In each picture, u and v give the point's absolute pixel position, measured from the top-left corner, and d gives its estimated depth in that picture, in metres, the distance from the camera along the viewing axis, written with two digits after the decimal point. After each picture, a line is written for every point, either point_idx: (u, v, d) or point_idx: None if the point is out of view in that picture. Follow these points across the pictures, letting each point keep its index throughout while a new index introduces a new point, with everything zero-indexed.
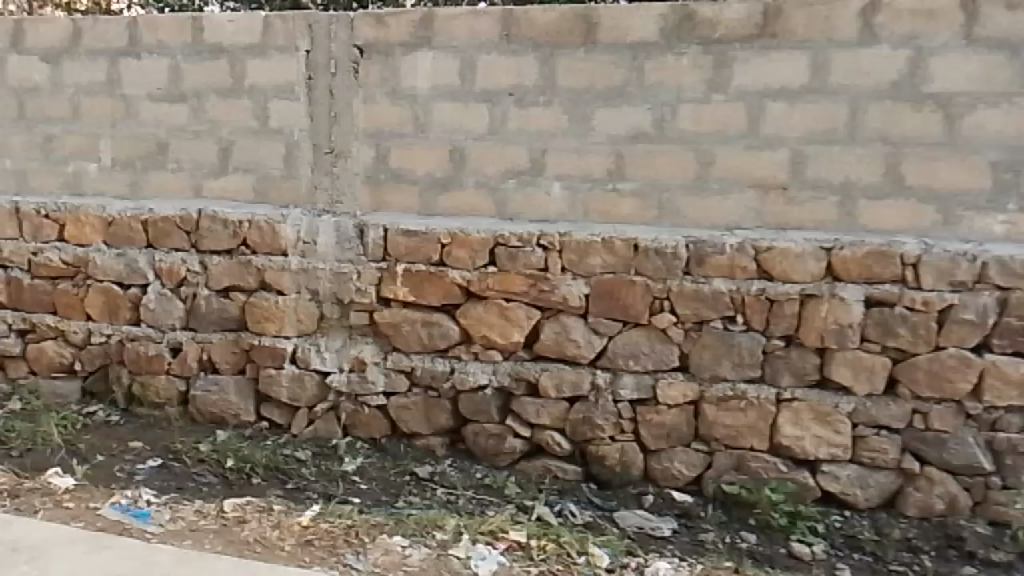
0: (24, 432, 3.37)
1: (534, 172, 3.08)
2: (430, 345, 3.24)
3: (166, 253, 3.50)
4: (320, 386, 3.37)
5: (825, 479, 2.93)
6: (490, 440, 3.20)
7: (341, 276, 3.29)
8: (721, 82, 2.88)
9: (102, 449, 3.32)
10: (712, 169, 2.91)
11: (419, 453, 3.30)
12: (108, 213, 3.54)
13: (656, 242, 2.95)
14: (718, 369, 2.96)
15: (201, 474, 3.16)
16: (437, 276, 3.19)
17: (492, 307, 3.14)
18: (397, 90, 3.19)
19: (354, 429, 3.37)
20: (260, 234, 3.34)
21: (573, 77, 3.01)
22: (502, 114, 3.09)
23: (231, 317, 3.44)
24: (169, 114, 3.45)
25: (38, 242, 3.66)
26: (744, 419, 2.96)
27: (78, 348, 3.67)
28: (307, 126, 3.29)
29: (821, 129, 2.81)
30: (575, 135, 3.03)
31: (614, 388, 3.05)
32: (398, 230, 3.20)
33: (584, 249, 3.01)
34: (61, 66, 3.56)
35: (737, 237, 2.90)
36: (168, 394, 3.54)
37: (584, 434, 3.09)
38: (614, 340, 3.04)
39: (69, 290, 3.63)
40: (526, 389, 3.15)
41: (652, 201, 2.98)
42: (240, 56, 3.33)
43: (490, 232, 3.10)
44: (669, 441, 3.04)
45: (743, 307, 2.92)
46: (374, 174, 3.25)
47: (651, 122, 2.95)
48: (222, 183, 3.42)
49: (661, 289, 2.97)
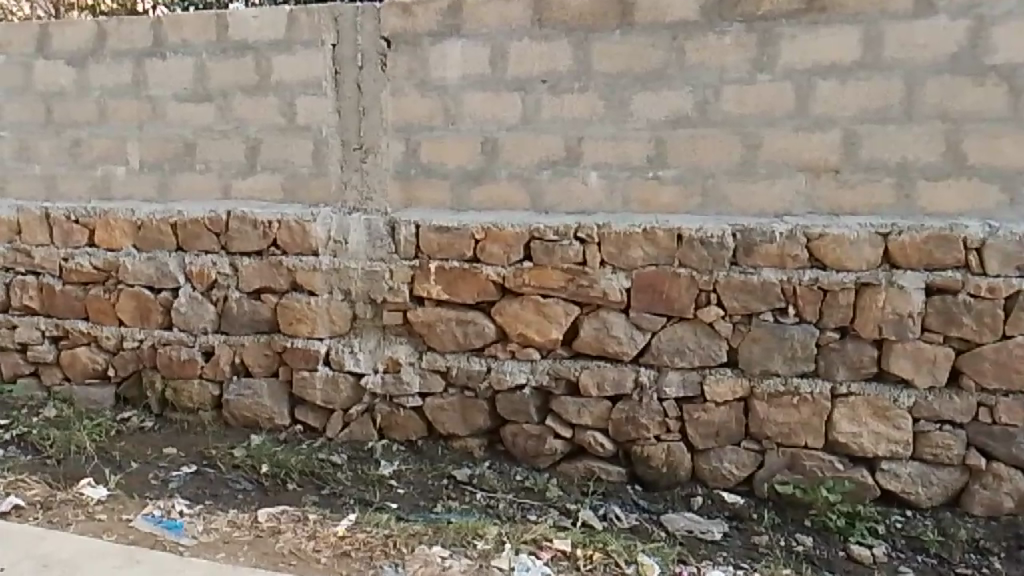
0: (58, 440, 3.34)
1: (569, 161, 2.96)
2: (466, 343, 3.13)
3: (196, 256, 3.43)
4: (354, 388, 3.28)
5: (885, 477, 2.76)
6: (530, 441, 3.08)
7: (373, 275, 3.19)
8: (766, 61, 2.72)
9: (137, 456, 3.27)
10: (758, 153, 2.76)
11: (456, 455, 3.20)
12: (137, 216, 3.49)
13: (701, 231, 2.81)
14: (769, 364, 2.81)
15: (236, 479, 3.09)
16: (471, 272, 3.08)
17: (529, 304, 3.02)
18: (426, 81, 3.09)
19: (389, 431, 3.28)
20: (290, 233, 3.26)
21: (609, 62, 2.87)
22: (535, 103, 2.97)
23: (263, 319, 3.36)
24: (196, 114, 3.39)
25: (68, 248, 3.62)
26: (797, 416, 2.81)
27: (111, 354, 3.63)
28: (335, 122, 3.20)
29: (874, 106, 2.65)
30: (612, 121, 2.90)
31: (659, 386, 2.92)
32: (430, 226, 3.10)
33: (624, 241, 2.88)
34: (87, 69, 3.51)
35: (786, 224, 2.75)
36: (202, 398, 3.49)
37: (628, 434, 2.97)
38: (658, 335, 2.91)
39: (101, 295, 3.59)
40: (566, 388, 3.03)
41: (695, 189, 2.84)
42: (266, 52, 3.25)
43: (526, 225, 2.99)
44: (718, 440, 2.90)
45: (794, 298, 2.77)
46: (404, 169, 3.15)
47: (693, 106, 2.81)
48: (250, 183, 3.35)
49: (707, 281, 2.83)
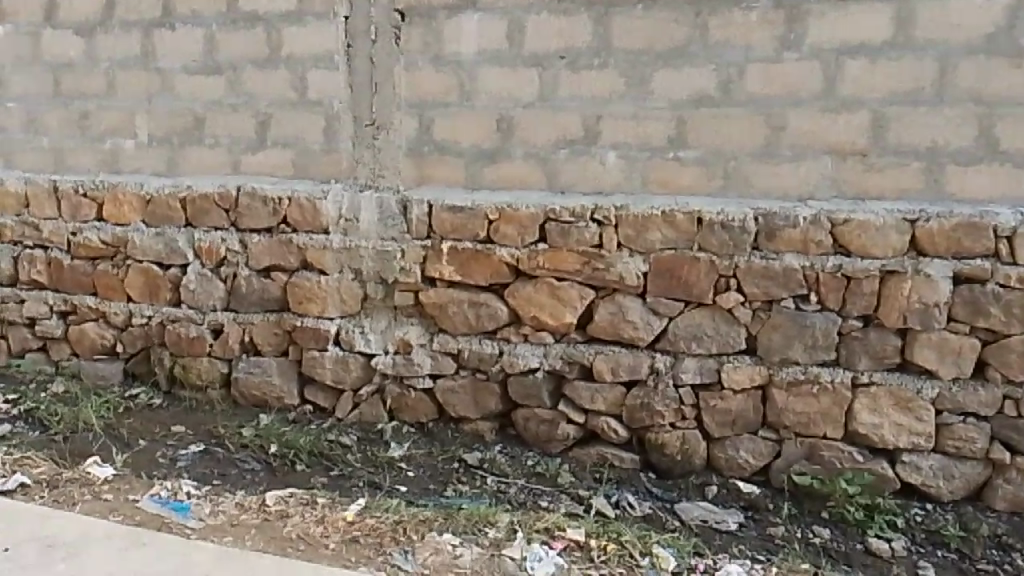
0: (67, 416, 3.31)
1: (587, 141, 2.88)
2: (478, 326, 3.07)
3: (205, 232, 3.38)
4: (364, 368, 3.23)
5: (906, 470, 2.70)
6: (542, 426, 3.03)
7: (385, 255, 3.13)
8: (794, 38, 2.63)
9: (145, 433, 3.24)
10: (783, 135, 2.68)
11: (467, 438, 3.15)
12: (146, 191, 3.43)
13: (722, 215, 2.73)
14: (788, 352, 2.75)
15: (244, 460, 3.05)
16: (485, 253, 3.01)
17: (544, 287, 2.96)
18: (441, 56, 3.00)
19: (399, 413, 3.23)
20: (300, 211, 3.20)
21: (630, 38, 2.78)
22: (553, 79, 2.89)
23: (272, 298, 3.31)
24: (205, 87, 3.32)
25: (77, 222, 3.57)
26: (816, 406, 2.75)
27: (119, 330, 3.60)
28: (347, 97, 3.12)
29: (905, 88, 2.55)
30: (633, 100, 2.81)
31: (675, 373, 2.86)
32: (443, 205, 3.03)
33: (642, 223, 2.81)
34: (95, 39, 3.44)
35: (810, 209, 2.66)
36: (211, 376, 3.45)
37: (642, 420, 2.91)
38: (675, 321, 2.84)
39: (109, 270, 3.55)
40: (580, 372, 2.97)
41: (716, 170, 2.76)
42: (277, 24, 3.17)
43: (541, 206, 2.91)
44: (735, 428, 2.84)
45: (817, 285, 2.69)
46: (417, 146, 3.08)
47: (716, 85, 2.72)
48: (260, 158, 3.29)
49: (727, 267, 2.75)
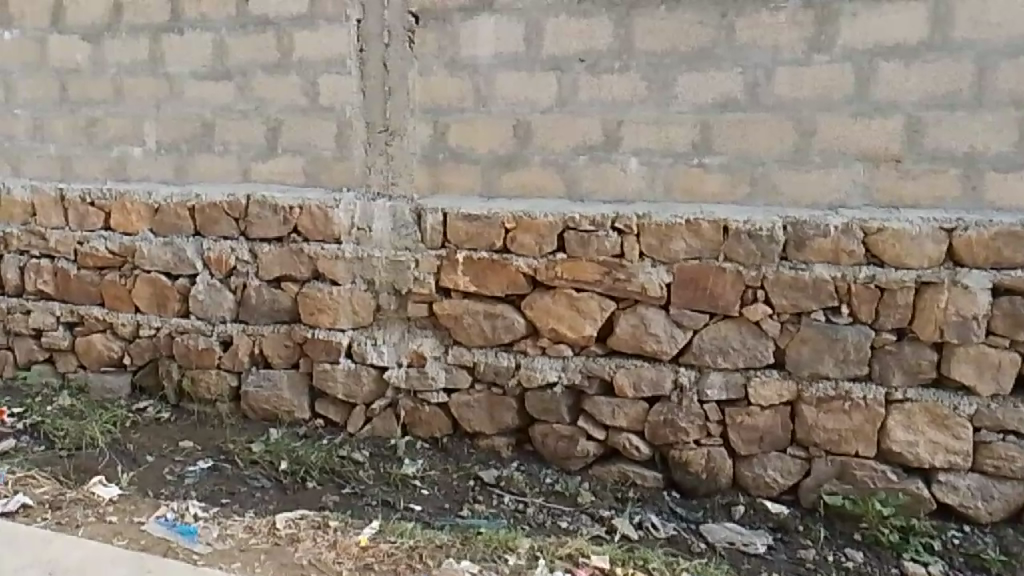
0: (72, 431, 3.24)
1: (608, 147, 2.78)
2: (494, 338, 2.97)
3: (214, 242, 3.29)
4: (377, 382, 3.14)
5: (942, 490, 2.58)
6: (561, 442, 2.93)
7: (398, 265, 3.04)
8: (824, 40, 2.52)
9: (152, 449, 3.16)
10: (813, 140, 2.57)
11: (482, 454, 3.05)
12: (154, 199, 3.35)
13: (749, 223, 2.62)
14: (819, 367, 2.63)
15: (254, 477, 2.96)
16: (501, 263, 2.91)
17: (562, 298, 2.86)
18: (456, 60, 2.91)
19: (413, 428, 3.13)
20: (312, 219, 3.11)
21: (653, 40, 2.68)
22: (572, 83, 2.79)
23: (283, 309, 3.22)
24: (215, 93, 3.24)
25: (84, 231, 3.50)
26: (848, 423, 2.63)
27: (127, 342, 3.52)
28: (359, 102, 3.03)
29: (942, 91, 2.44)
30: (655, 104, 2.71)
31: (700, 388, 2.75)
32: (458, 214, 2.94)
33: (665, 232, 2.70)
34: (102, 44, 3.37)
35: (842, 217, 2.55)
36: (220, 390, 3.36)
37: (666, 437, 2.80)
38: (699, 334, 2.73)
39: (117, 281, 3.47)
40: (600, 387, 2.87)
41: (742, 177, 2.65)
42: (288, 27, 3.09)
43: (560, 214, 2.81)
44: (762, 446, 2.72)
45: (848, 297, 2.58)
46: (432, 153, 2.99)
47: (743, 89, 2.62)
48: (271, 165, 3.20)
49: (754, 277, 2.64)
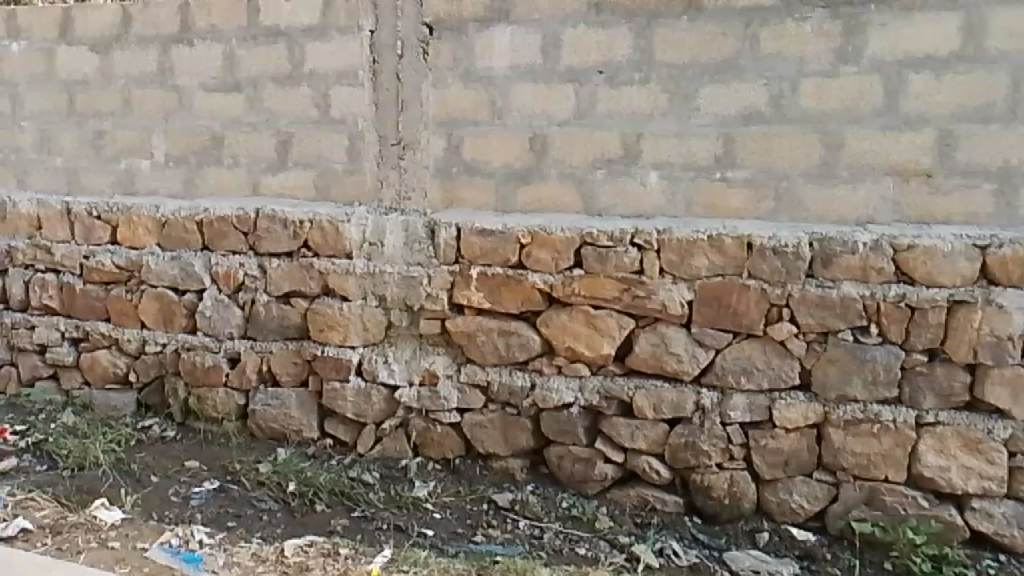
0: (75, 450, 3.16)
1: (627, 160, 2.70)
2: (509, 357, 2.89)
3: (222, 256, 3.22)
4: (388, 401, 3.05)
5: (976, 518, 2.47)
6: (578, 465, 2.83)
7: (410, 281, 2.96)
8: (852, 51, 2.45)
9: (157, 469, 3.08)
10: (840, 154, 2.49)
11: (496, 477, 2.95)
12: (162, 213, 3.28)
13: (774, 240, 2.54)
14: (846, 388, 2.54)
15: (261, 499, 2.88)
16: (516, 280, 2.83)
17: (579, 316, 2.77)
18: (471, 72, 2.85)
19: (424, 449, 3.04)
20: (322, 234, 3.04)
21: (674, 50, 2.61)
22: (590, 95, 2.72)
23: (292, 325, 3.15)
24: (224, 105, 3.18)
25: (90, 245, 3.43)
26: (877, 447, 2.53)
27: (133, 358, 3.44)
28: (372, 114, 2.97)
29: (974, 103, 2.36)
30: (676, 117, 2.64)
31: (723, 410, 2.66)
32: (472, 229, 2.86)
33: (686, 248, 2.62)
34: (110, 56, 3.32)
35: (871, 234, 2.47)
36: (227, 408, 3.28)
37: (687, 461, 2.71)
38: (722, 354, 2.64)
39: (123, 296, 3.40)
40: (619, 408, 2.78)
41: (766, 192, 2.57)
42: (299, 39, 3.04)
43: (577, 229, 2.73)
44: (787, 470, 2.63)
45: (878, 316, 2.48)
46: (445, 167, 2.92)
47: (767, 101, 2.54)
48: (281, 179, 3.14)
49: (780, 295, 2.55)
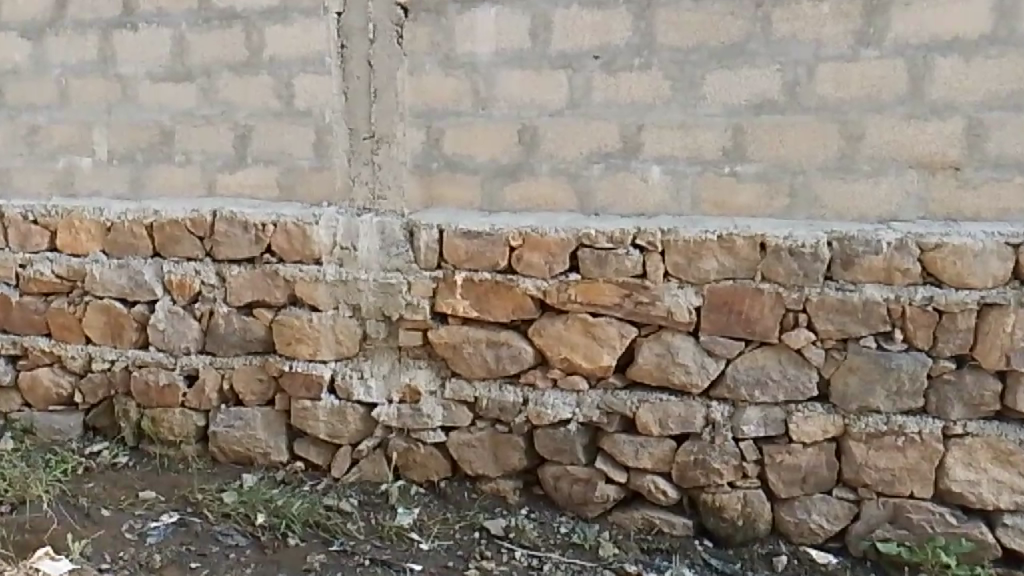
0: (15, 481, 2.82)
1: (626, 154, 2.47)
2: (498, 370, 2.64)
3: (175, 264, 2.90)
4: (365, 420, 2.79)
5: (1009, 535, 2.29)
6: (577, 486, 2.60)
7: (388, 288, 2.69)
8: (874, 33, 2.24)
9: (108, 502, 2.76)
10: (860, 146, 2.29)
11: (486, 500, 2.70)
12: (106, 216, 2.94)
13: (790, 239, 2.32)
14: (869, 399, 2.34)
15: (227, 534, 2.59)
16: (506, 286, 2.58)
17: (576, 325, 2.53)
18: (451, 58, 2.58)
19: (406, 471, 2.78)
20: (288, 238, 2.74)
21: (677, 33, 2.38)
22: (585, 83, 2.48)
23: (256, 339, 2.85)
24: (174, 97, 2.86)
25: (26, 252, 3.06)
26: (902, 461, 2.35)
27: (78, 377, 3.10)
28: (341, 105, 2.69)
29: (1006, 89, 2.18)
30: (681, 106, 2.41)
31: (735, 425, 2.45)
32: (456, 231, 2.60)
33: (694, 250, 2.39)
34: (44, 42, 2.97)
35: (895, 232, 2.27)
36: (185, 431, 2.97)
37: (696, 480, 2.49)
38: (733, 364, 2.43)
39: (64, 308, 3.05)
40: (621, 424, 2.55)
41: (780, 187, 2.37)
42: (258, 22, 2.73)
43: (573, 230, 2.49)
44: (805, 487, 2.43)
45: (903, 321, 2.29)
46: (425, 162, 2.65)
47: (781, 88, 2.33)
48: (240, 178, 2.84)
49: (796, 300, 2.34)
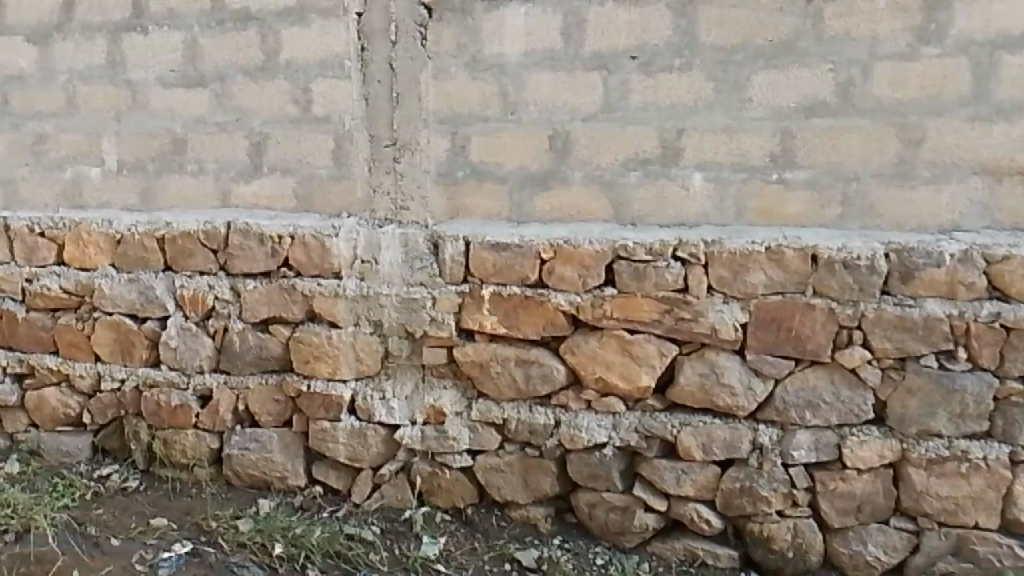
0: (20, 509, 2.67)
1: (666, 160, 2.32)
2: (529, 391, 2.48)
3: (187, 278, 2.76)
4: (387, 443, 2.64)
5: None
6: (613, 514, 2.44)
7: (411, 303, 2.55)
8: (934, 30, 2.09)
9: (118, 531, 2.62)
10: (920, 151, 2.14)
11: (517, 529, 2.55)
12: (116, 228, 2.81)
13: (844, 251, 2.16)
14: (930, 423, 2.18)
15: (242, 565, 2.44)
16: (537, 301, 2.42)
17: (613, 343, 2.38)
18: (479, 60, 2.44)
19: (431, 497, 2.63)
20: (306, 251, 2.60)
21: (721, 31, 2.23)
22: (621, 85, 2.33)
23: (272, 357, 2.71)
24: (187, 103, 2.73)
25: (32, 266, 2.93)
26: (965, 489, 2.18)
27: (87, 397, 2.96)
28: (361, 111, 2.55)
29: None
30: (725, 109, 2.26)
31: (784, 450, 2.29)
32: (483, 242, 2.45)
33: (740, 262, 2.23)
34: (50, 47, 2.85)
35: (958, 243, 2.11)
36: (198, 453, 2.83)
37: (742, 509, 2.33)
38: (782, 385, 2.27)
39: (72, 324, 2.91)
40: (660, 449, 2.39)
41: (832, 195, 2.21)
42: (273, 23, 2.60)
43: (608, 242, 2.33)
44: (860, 517, 2.26)
45: (967, 338, 2.13)
46: (450, 170, 2.51)
47: (833, 89, 2.17)
48: (255, 188, 2.70)
49: (851, 316, 2.19)
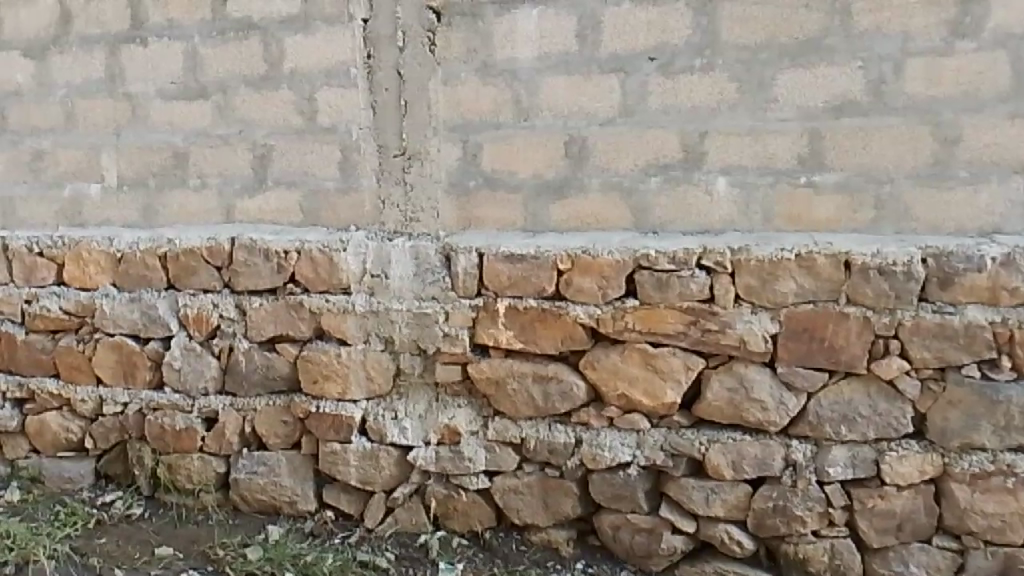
0: (20, 540, 2.57)
1: (688, 165, 2.22)
2: (548, 408, 2.37)
3: (191, 296, 2.67)
4: (400, 465, 2.53)
5: None
6: (639, 536, 2.33)
7: (423, 319, 2.45)
8: (968, 23, 1.99)
9: (121, 562, 2.51)
10: (957, 150, 2.04)
11: (538, 553, 2.44)
12: (117, 246, 2.71)
13: (879, 257, 2.06)
14: (973, 436, 2.06)
15: None
16: (555, 314, 2.32)
17: (635, 357, 2.27)
18: (490, 64, 2.35)
19: (447, 521, 2.52)
20: (313, 266, 2.50)
21: (743, 30, 2.13)
22: (639, 88, 2.24)
23: (279, 377, 2.61)
24: (188, 116, 2.64)
25: (32, 287, 2.84)
26: (1014, 506, 2.05)
27: (88, 421, 2.86)
28: (369, 120, 2.46)
29: None
30: (750, 110, 2.16)
31: (819, 466, 2.17)
32: (497, 254, 2.35)
33: (768, 270, 2.13)
34: (47, 61, 2.77)
35: (1000, 246, 2.00)
36: (204, 478, 2.73)
37: (775, 529, 2.22)
38: (815, 398, 2.16)
39: (73, 347, 2.81)
40: (688, 467, 2.28)
41: (863, 199, 2.11)
42: (276, 32, 2.52)
43: (630, 251, 2.23)
44: (901, 536, 2.14)
45: (1012, 346, 2.01)
46: (461, 180, 2.42)
47: (864, 88, 2.08)
48: (260, 202, 2.61)
49: (887, 325, 2.08)
